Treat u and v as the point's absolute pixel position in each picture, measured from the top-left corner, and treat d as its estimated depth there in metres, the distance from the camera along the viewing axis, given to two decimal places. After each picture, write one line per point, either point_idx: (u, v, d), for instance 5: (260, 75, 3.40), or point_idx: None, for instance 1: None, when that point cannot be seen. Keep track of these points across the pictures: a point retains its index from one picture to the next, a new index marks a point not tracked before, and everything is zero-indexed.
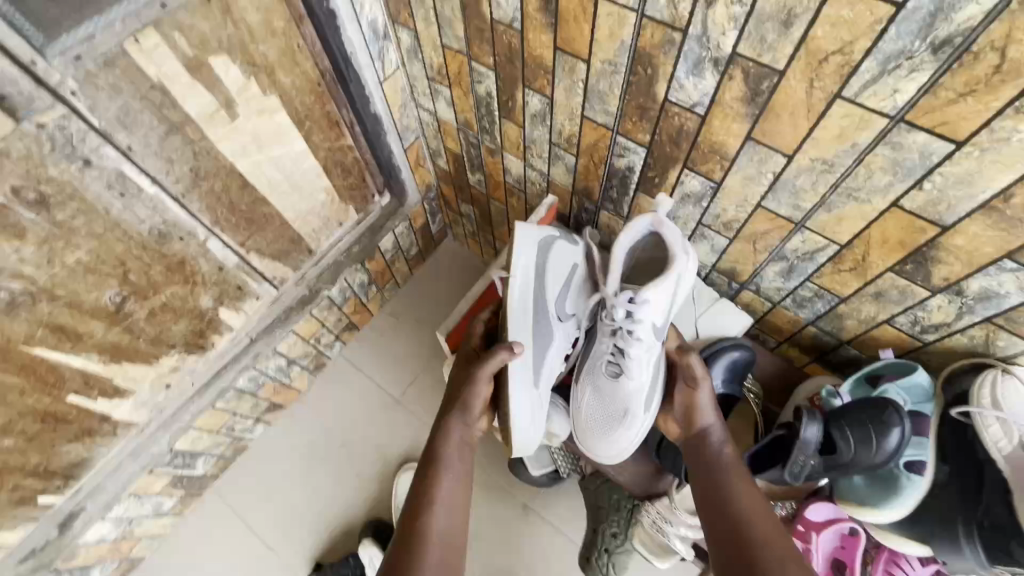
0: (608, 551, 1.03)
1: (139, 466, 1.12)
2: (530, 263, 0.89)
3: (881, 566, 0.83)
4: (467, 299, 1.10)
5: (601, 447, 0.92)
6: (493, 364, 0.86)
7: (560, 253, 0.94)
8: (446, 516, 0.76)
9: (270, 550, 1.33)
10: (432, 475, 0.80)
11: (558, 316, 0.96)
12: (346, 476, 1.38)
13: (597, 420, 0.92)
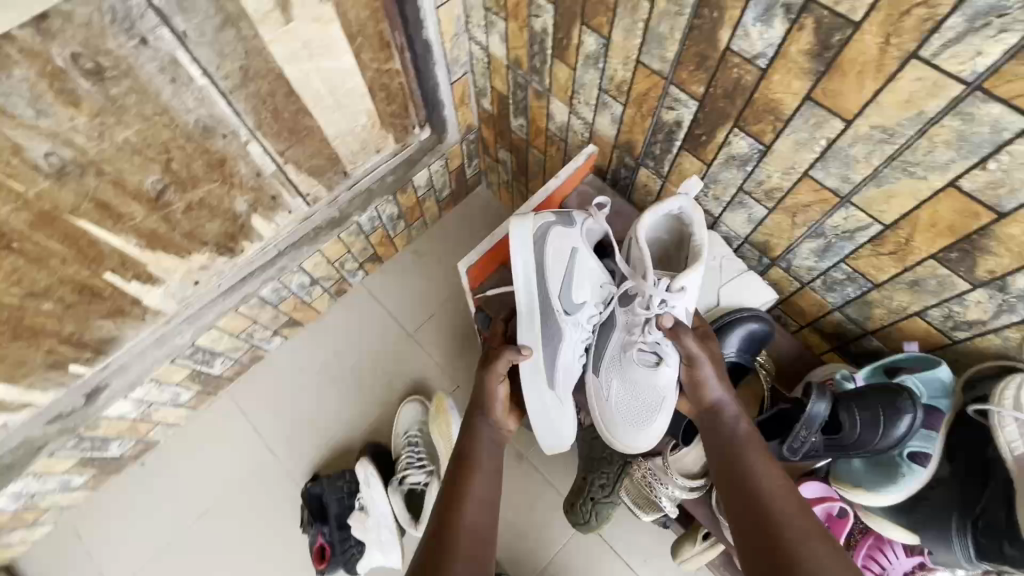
0: (594, 499, 1.07)
1: (162, 354, 1.17)
2: (529, 262, 0.93)
3: (863, 550, 0.84)
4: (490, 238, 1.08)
5: (635, 442, 0.89)
6: (502, 364, 0.93)
7: (555, 241, 0.91)
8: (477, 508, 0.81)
9: (272, 454, 1.38)
10: (462, 473, 0.85)
11: (566, 308, 0.92)
12: (354, 399, 1.43)
13: (625, 414, 0.89)
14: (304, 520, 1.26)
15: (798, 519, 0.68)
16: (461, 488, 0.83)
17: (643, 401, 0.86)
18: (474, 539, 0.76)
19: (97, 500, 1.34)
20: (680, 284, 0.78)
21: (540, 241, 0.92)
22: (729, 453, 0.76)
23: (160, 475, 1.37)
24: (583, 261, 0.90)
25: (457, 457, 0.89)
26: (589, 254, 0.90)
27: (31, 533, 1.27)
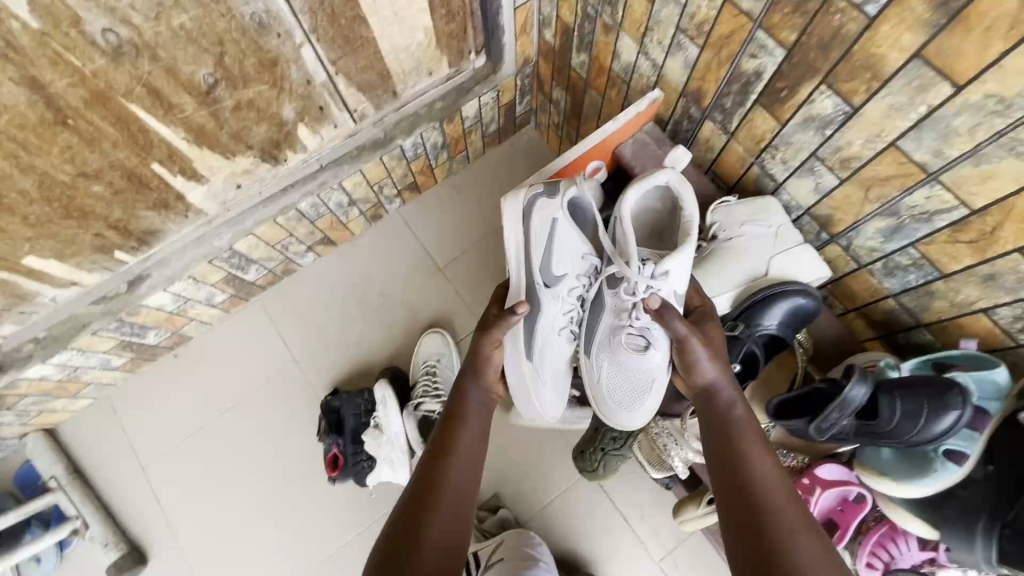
0: (604, 450, 1.07)
1: (201, 253, 1.20)
2: (515, 238, 0.93)
3: (874, 538, 0.83)
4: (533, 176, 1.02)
5: (627, 422, 0.91)
6: (498, 332, 0.90)
7: (540, 216, 0.91)
8: (463, 471, 0.81)
9: (296, 364, 1.44)
10: (449, 433, 0.85)
11: (547, 283, 0.92)
12: (379, 324, 1.46)
13: (615, 394, 0.90)
14: (320, 429, 1.30)
15: (790, 514, 0.65)
16: (446, 449, 0.83)
17: (633, 382, 0.88)
18: (455, 502, 0.77)
19: (133, 383, 1.42)
20: (665, 267, 0.80)
21: (524, 215, 0.92)
22: (723, 439, 0.74)
23: (192, 368, 1.43)
24: (563, 234, 0.91)
25: (445, 416, 0.89)
26: (572, 228, 0.90)
27: (73, 404, 1.35)
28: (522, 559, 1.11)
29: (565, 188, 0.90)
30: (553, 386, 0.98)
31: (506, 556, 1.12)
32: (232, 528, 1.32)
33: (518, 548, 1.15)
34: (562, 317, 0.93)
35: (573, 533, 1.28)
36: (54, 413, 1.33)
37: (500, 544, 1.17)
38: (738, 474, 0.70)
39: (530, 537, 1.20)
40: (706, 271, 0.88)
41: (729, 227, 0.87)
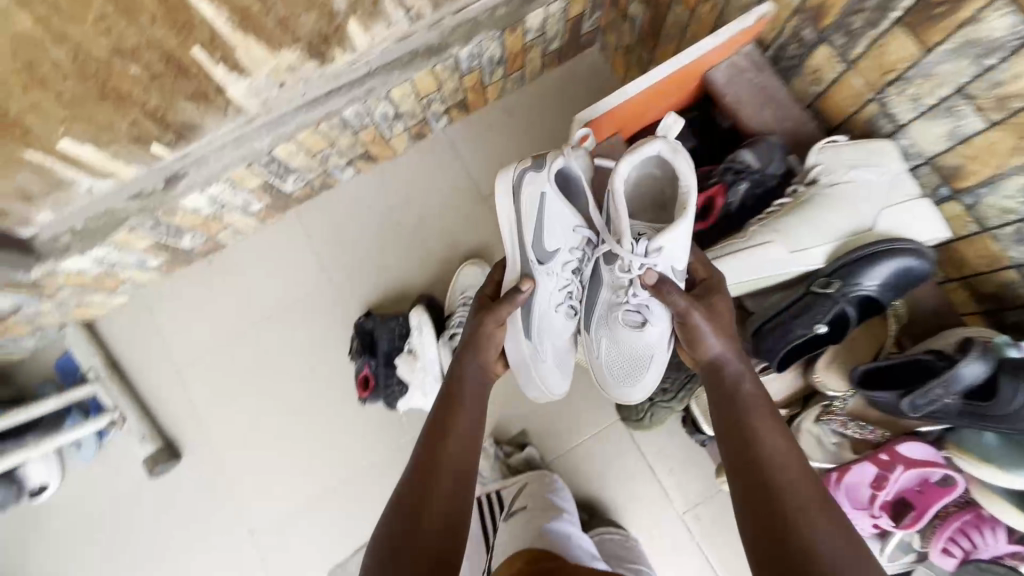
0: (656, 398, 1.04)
1: (239, 156, 1.12)
2: (508, 217, 0.90)
3: (955, 523, 0.83)
4: (614, 94, 0.87)
5: (626, 396, 0.92)
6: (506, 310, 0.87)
7: (527, 192, 0.86)
8: (459, 441, 0.78)
9: (330, 283, 1.40)
10: (449, 405, 0.82)
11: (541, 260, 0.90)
12: (416, 249, 1.40)
13: (613, 369, 0.90)
14: (353, 349, 1.29)
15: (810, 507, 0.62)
16: (444, 422, 0.80)
17: (626, 360, 0.87)
18: (458, 480, 0.75)
19: (168, 285, 1.41)
20: (659, 245, 0.74)
21: (512, 193, 0.88)
22: (735, 422, 0.70)
23: (226, 276, 1.41)
24: (552, 209, 0.85)
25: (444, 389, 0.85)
26: (561, 201, 0.84)
27: (109, 300, 1.35)
28: (547, 510, 1.13)
29: (553, 159, 0.83)
30: (554, 362, 0.98)
31: (530, 505, 1.15)
32: (262, 435, 1.34)
33: (544, 498, 1.16)
34: (557, 293, 0.91)
35: (598, 476, 1.27)
36: (92, 307, 1.33)
37: (524, 491, 1.19)
38: (754, 464, 0.66)
39: (555, 480, 1.21)
40: (799, 218, 0.77)
41: (836, 170, 0.76)
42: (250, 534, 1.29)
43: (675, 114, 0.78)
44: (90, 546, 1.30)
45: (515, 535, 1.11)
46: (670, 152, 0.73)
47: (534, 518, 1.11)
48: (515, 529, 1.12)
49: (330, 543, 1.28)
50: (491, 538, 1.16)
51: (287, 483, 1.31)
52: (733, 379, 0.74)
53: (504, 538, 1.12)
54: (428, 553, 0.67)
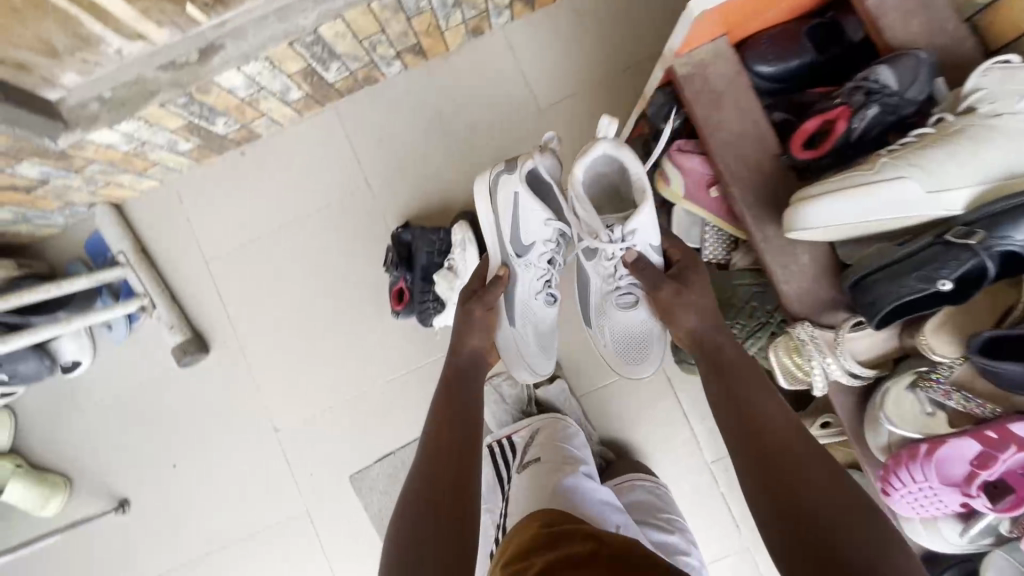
0: None
1: (281, 32, 0.99)
2: (490, 218, 1.00)
3: None
4: None
5: (636, 373, 1.00)
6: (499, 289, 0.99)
7: (503, 191, 0.98)
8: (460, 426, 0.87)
9: (368, 188, 1.32)
10: (451, 393, 0.92)
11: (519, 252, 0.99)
12: (461, 161, 1.30)
13: (615, 346, 1.00)
14: (388, 261, 1.21)
15: (795, 457, 0.66)
16: (446, 413, 0.88)
17: (623, 335, 0.97)
18: (465, 451, 0.83)
19: (200, 173, 1.34)
20: (631, 226, 0.83)
21: (488, 197, 1.01)
22: (722, 392, 0.76)
23: (260, 171, 1.33)
24: (526, 209, 0.96)
25: (444, 381, 0.95)
26: (530, 198, 0.95)
27: (139, 182, 1.29)
28: (562, 462, 1.03)
29: (522, 163, 0.95)
30: (541, 343, 1.07)
31: (545, 457, 1.05)
32: (290, 338, 1.31)
33: (558, 449, 1.07)
34: (535, 280, 1.03)
35: (628, 418, 1.24)
36: (122, 188, 1.27)
37: (540, 441, 1.10)
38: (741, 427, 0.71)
39: (571, 427, 1.13)
40: (947, 151, 0.64)
41: (1002, 98, 0.65)
42: (275, 432, 1.30)
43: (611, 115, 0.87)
44: (120, 425, 1.33)
45: (523, 484, 1.02)
46: (615, 147, 0.84)
47: (547, 468, 1.02)
48: (524, 480, 1.03)
49: (353, 450, 1.28)
50: (507, 487, 1.09)
51: (314, 388, 1.30)
52: (710, 343, 0.81)
53: (515, 488, 1.04)
54: (449, 532, 0.73)
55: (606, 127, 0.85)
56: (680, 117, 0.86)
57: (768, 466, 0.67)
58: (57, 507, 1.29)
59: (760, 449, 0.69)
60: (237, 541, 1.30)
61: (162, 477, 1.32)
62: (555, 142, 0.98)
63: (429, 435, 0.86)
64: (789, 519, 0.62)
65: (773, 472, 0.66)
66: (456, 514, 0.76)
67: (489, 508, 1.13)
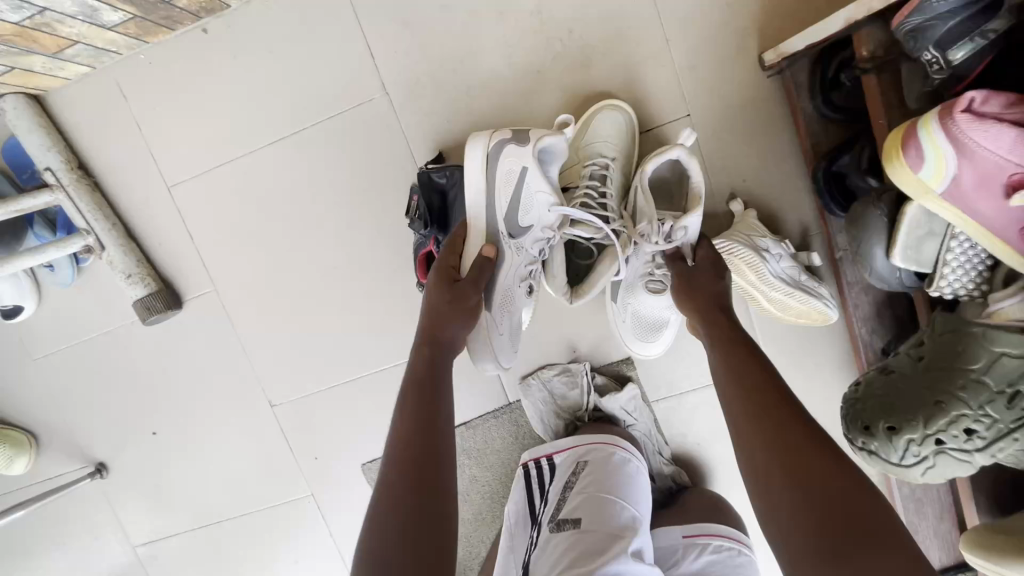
0: (942, 446, 0.52)
1: None
2: (478, 187, 0.75)
3: None
4: None
5: (647, 353, 0.90)
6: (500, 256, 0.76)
7: (506, 157, 0.75)
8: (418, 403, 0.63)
9: (384, 97, 0.92)
10: (425, 378, 0.66)
11: (511, 234, 0.77)
12: (523, 66, 0.89)
13: (632, 327, 0.88)
14: (413, 207, 0.84)
15: (806, 438, 0.53)
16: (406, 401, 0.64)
17: (645, 320, 0.87)
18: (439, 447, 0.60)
19: (148, 59, 0.95)
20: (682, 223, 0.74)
21: (485, 162, 0.75)
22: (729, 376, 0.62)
23: (231, 60, 0.93)
24: (534, 187, 0.76)
25: (421, 352, 0.69)
26: (542, 179, 0.75)
27: (61, 68, 0.91)
28: (611, 535, 0.73)
29: (538, 140, 0.74)
30: (513, 335, 0.80)
31: (585, 524, 0.75)
32: (282, 297, 1.01)
33: (604, 508, 0.78)
34: (520, 270, 0.79)
35: (713, 433, 0.97)
36: (35, 74, 0.89)
37: (583, 488, 0.82)
38: (743, 405, 0.58)
39: (627, 464, 0.86)
40: None
41: None
42: (270, 407, 1.06)
43: (689, 129, 0.79)
44: (85, 382, 1.10)
45: (553, 557, 0.73)
46: (688, 159, 0.75)
47: (588, 541, 0.73)
48: (554, 549, 0.74)
49: (363, 438, 1.05)
50: (533, 535, 0.82)
51: (316, 361, 1.03)
52: (718, 319, 0.69)
53: (540, 556, 0.75)
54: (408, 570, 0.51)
55: (688, 136, 0.78)
56: (972, 44, 0.46)
57: (776, 448, 0.53)
58: (25, 468, 1.11)
59: (765, 428, 0.55)
60: (233, 518, 1.12)
61: (141, 444, 1.11)
62: (571, 126, 0.80)
63: (401, 423, 0.62)
64: (805, 508, 0.49)
65: (786, 455, 0.52)
66: (437, 516, 0.55)
67: (506, 542, 0.87)
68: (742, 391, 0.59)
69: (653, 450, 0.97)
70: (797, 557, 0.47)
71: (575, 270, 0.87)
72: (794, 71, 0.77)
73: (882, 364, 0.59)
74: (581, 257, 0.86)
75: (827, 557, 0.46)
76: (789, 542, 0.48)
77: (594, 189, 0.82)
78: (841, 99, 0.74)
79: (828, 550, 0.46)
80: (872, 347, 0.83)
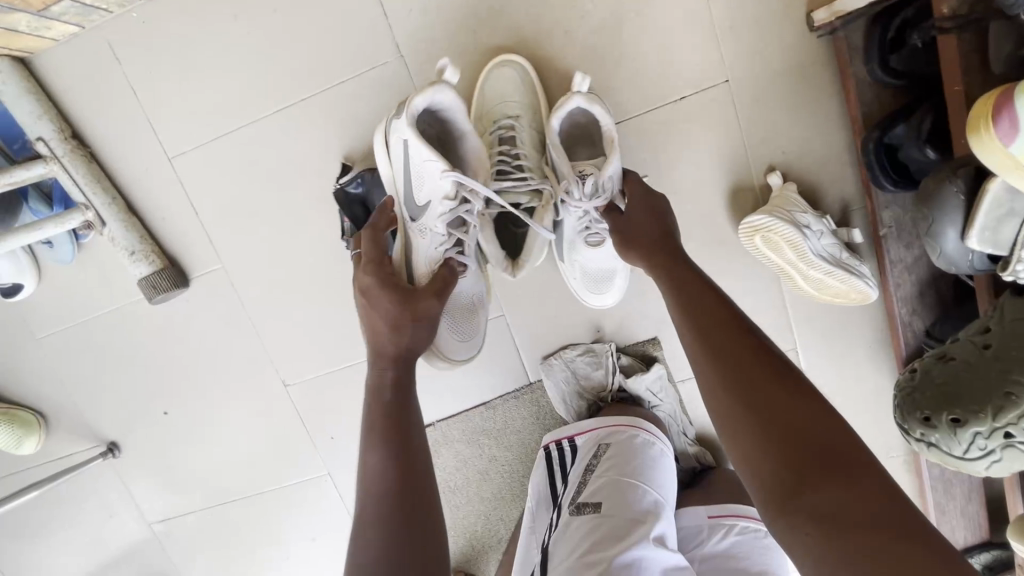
0: (1010, 439, 0.49)
1: None
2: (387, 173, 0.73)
3: None
4: None
5: (606, 300, 0.87)
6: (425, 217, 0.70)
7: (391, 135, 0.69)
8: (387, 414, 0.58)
9: (399, 61, 0.86)
10: (394, 403, 0.59)
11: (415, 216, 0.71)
12: (549, 27, 0.82)
13: (587, 282, 0.84)
14: (345, 228, 0.85)
15: (764, 372, 0.49)
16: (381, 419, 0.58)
17: (593, 272, 0.83)
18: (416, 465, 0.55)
19: (141, 18, 0.87)
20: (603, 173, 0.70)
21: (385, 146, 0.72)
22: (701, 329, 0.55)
23: (231, 19, 0.86)
24: (419, 158, 0.68)
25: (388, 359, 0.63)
26: (418, 145, 0.67)
27: (47, 28, 0.83)
28: (631, 521, 0.71)
29: (406, 106, 0.66)
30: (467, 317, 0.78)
31: (606, 509, 0.73)
32: (292, 274, 0.96)
33: (626, 493, 0.75)
34: (438, 254, 0.72)
35: None
36: (19, 36, 0.82)
37: (605, 473, 0.79)
38: (700, 346, 0.53)
39: (650, 447, 0.82)
40: None
41: None
42: (284, 387, 1.03)
43: (581, 73, 0.75)
44: (91, 362, 1.06)
45: (573, 541, 0.71)
46: (587, 103, 0.72)
47: (608, 526, 0.71)
48: (573, 534, 0.72)
49: None
50: (552, 518, 0.80)
51: (330, 341, 0.99)
52: (661, 257, 0.66)
53: (559, 540, 0.74)
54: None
55: (581, 81, 0.74)
56: None
57: (737, 386, 0.48)
58: (35, 448, 1.09)
59: (721, 366, 0.51)
60: (249, 497, 1.11)
61: (153, 424, 1.09)
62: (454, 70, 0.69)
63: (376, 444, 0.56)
64: (765, 443, 0.44)
65: (744, 392, 0.48)
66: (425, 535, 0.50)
67: (528, 526, 0.86)
68: (699, 333, 0.54)
69: (678, 431, 0.94)
70: (762, 497, 0.43)
71: (510, 239, 0.81)
72: (848, 32, 0.71)
73: (939, 351, 0.56)
74: (517, 226, 0.81)
75: (790, 493, 0.41)
76: (754, 482, 0.44)
77: (508, 154, 0.78)
78: (900, 62, 0.67)
79: (789, 486, 0.42)
80: (912, 328, 0.80)
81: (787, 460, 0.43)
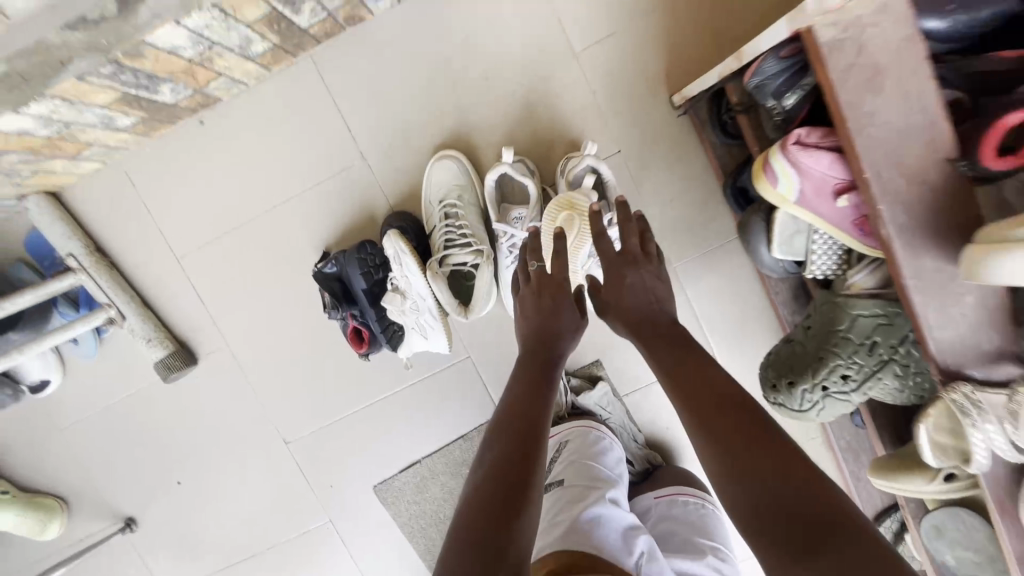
0: (828, 390, 0.68)
1: None
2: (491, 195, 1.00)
3: None
4: None
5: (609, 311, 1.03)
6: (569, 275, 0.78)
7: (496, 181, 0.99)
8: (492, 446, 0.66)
9: (364, 160, 1.07)
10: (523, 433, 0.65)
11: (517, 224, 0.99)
12: (480, 123, 1.05)
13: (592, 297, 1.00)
14: (327, 301, 1.03)
15: (759, 432, 0.55)
16: (496, 446, 0.65)
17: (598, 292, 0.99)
18: (524, 489, 0.59)
19: (152, 150, 1.09)
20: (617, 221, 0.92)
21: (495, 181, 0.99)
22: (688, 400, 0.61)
23: (225, 143, 1.08)
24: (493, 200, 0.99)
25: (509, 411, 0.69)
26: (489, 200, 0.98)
27: (77, 166, 1.04)
28: (588, 486, 0.86)
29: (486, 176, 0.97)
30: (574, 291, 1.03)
31: (568, 481, 0.89)
32: (285, 343, 1.13)
33: (582, 471, 0.90)
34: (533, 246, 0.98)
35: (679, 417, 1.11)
36: (54, 175, 1.03)
37: (565, 461, 0.94)
38: (686, 412, 0.61)
39: (600, 441, 0.97)
40: None
41: None
42: (285, 444, 1.17)
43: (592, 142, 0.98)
44: (110, 444, 1.19)
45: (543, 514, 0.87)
46: (595, 163, 0.94)
47: (569, 492, 0.85)
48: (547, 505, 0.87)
49: (370, 460, 1.16)
50: None
51: (323, 397, 1.15)
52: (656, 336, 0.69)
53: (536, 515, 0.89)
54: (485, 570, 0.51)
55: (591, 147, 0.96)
56: (798, 93, 0.64)
57: (715, 437, 0.56)
58: (58, 532, 1.18)
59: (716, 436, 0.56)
60: (259, 552, 1.21)
61: (167, 495, 1.20)
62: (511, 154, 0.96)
63: (489, 466, 0.62)
64: (752, 490, 0.51)
65: (724, 444, 0.55)
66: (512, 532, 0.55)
67: None
68: (689, 396, 0.61)
69: (628, 437, 1.10)
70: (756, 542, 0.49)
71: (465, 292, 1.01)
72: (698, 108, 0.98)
73: (786, 336, 0.75)
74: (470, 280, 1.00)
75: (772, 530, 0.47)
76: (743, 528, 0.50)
77: (453, 226, 0.99)
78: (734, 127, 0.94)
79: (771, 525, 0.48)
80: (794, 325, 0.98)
81: (773, 505, 0.49)
